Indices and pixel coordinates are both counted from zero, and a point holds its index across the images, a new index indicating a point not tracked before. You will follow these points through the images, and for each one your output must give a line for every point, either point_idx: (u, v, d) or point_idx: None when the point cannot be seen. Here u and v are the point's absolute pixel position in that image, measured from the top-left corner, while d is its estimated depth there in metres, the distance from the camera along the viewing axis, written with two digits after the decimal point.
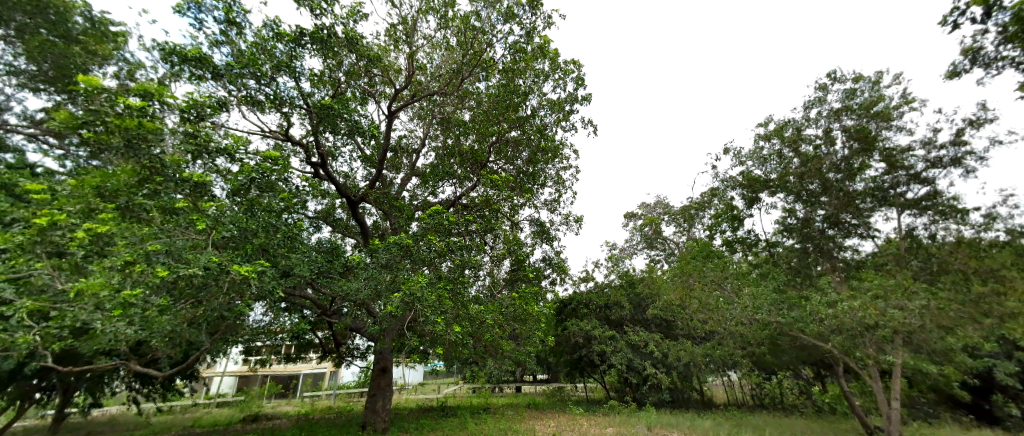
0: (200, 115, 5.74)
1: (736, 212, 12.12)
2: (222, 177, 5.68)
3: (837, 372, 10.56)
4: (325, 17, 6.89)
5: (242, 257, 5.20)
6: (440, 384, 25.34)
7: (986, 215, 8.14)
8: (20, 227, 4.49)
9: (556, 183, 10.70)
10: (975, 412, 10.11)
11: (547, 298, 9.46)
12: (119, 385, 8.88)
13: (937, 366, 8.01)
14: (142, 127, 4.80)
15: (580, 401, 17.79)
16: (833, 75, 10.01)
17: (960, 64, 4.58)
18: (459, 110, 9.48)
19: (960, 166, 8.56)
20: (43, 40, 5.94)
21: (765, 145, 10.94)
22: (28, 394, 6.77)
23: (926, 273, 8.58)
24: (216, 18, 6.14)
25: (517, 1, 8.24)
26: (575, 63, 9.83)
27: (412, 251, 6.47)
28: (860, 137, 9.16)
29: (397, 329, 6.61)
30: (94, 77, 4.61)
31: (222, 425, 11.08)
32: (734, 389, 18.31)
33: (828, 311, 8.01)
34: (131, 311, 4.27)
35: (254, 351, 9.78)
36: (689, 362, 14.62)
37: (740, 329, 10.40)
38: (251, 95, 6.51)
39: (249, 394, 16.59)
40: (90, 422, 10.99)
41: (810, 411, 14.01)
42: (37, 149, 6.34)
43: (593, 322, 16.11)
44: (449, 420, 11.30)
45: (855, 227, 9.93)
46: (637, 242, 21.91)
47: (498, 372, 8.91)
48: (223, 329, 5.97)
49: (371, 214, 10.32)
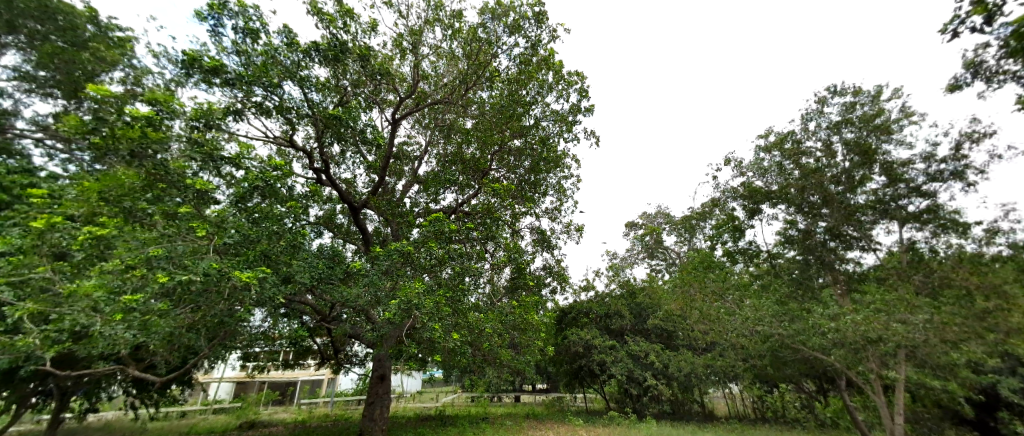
0: (207, 124, 5.75)
1: (737, 223, 12.12)
2: (226, 183, 5.81)
3: (840, 386, 10.49)
4: (342, 35, 7.12)
5: (245, 263, 5.23)
6: (438, 393, 25.14)
7: (988, 230, 8.14)
8: (23, 230, 4.51)
9: (557, 193, 10.72)
10: (980, 428, 8.84)
11: (547, 307, 9.44)
12: (115, 391, 8.82)
13: (942, 382, 7.88)
14: (147, 136, 4.84)
15: (580, 412, 17.60)
16: (833, 88, 10.07)
17: (961, 77, 4.61)
18: (461, 117, 9.58)
19: (961, 180, 8.56)
20: (54, 47, 6.04)
21: (765, 157, 11.01)
22: (25, 398, 6.74)
23: (928, 287, 8.49)
24: (235, 27, 6.32)
25: (523, 15, 8.36)
26: (578, 74, 9.91)
27: (412, 258, 6.53)
28: (860, 151, 9.30)
29: (396, 336, 6.62)
30: (104, 86, 4.74)
31: (218, 431, 11.02)
32: (735, 402, 18.16)
33: (830, 325, 8.07)
34: (132, 315, 4.31)
35: (252, 357, 9.73)
36: (690, 373, 14.50)
37: (742, 341, 10.28)
38: (260, 103, 6.66)
39: (246, 400, 16.47)
40: (86, 427, 10.91)
41: (812, 426, 13.82)
42: (43, 154, 6.34)
43: (593, 331, 16.11)
44: (448, 429, 11.23)
45: (856, 239, 9.92)
46: (637, 252, 21.76)
47: (496, 381, 8.83)
48: (222, 335, 5.93)
49: (371, 220, 10.41)
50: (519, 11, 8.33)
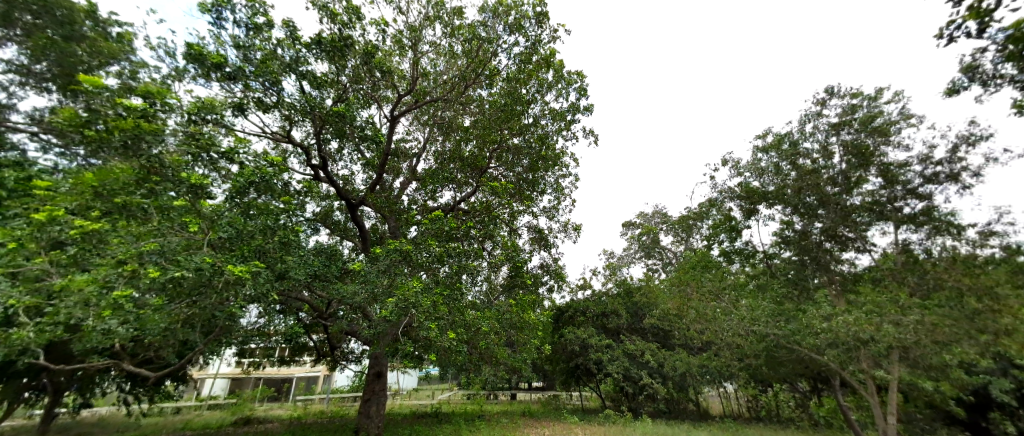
0: (205, 116, 5.84)
1: (734, 223, 12.19)
2: (221, 177, 5.65)
3: (834, 386, 10.58)
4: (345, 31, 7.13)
5: (238, 257, 5.19)
6: (434, 390, 25.16)
7: (983, 232, 8.20)
8: (21, 222, 4.50)
9: (555, 191, 10.71)
10: (972, 429, 8.84)
11: (544, 306, 9.46)
12: (109, 386, 8.75)
13: (934, 382, 7.93)
14: (141, 128, 4.74)
15: (575, 410, 17.66)
16: (831, 90, 10.12)
17: (958, 81, 4.62)
18: (460, 115, 9.38)
19: (957, 182, 8.62)
20: (48, 39, 5.94)
21: (763, 158, 11.06)
22: (18, 393, 6.69)
23: (921, 289, 8.56)
24: (239, 20, 6.34)
25: (524, 14, 8.35)
26: (578, 74, 9.91)
27: (411, 256, 6.54)
28: (858, 152, 9.36)
29: (391, 334, 6.52)
30: (97, 78, 4.66)
31: (213, 427, 10.98)
32: (730, 401, 18.27)
33: (823, 325, 8.16)
34: (124, 311, 4.26)
35: (247, 353, 9.69)
36: (685, 372, 14.58)
37: (737, 340, 10.33)
38: (261, 98, 6.65)
39: (241, 396, 16.41)
40: (80, 422, 10.84)
41: (806, 426, 13.93)
42: (37, 148, 6.23)
43: (590, 330, 16.18)
44: (443, 427, 11.24)
45: (851, 240, 9.97)
46: (635, 251, 21.82)
47: (492, 379, 8.82)
48: (219, 330, 5.90)
49: (369, 217, 10.38)
50: (520, 10, 8.31)
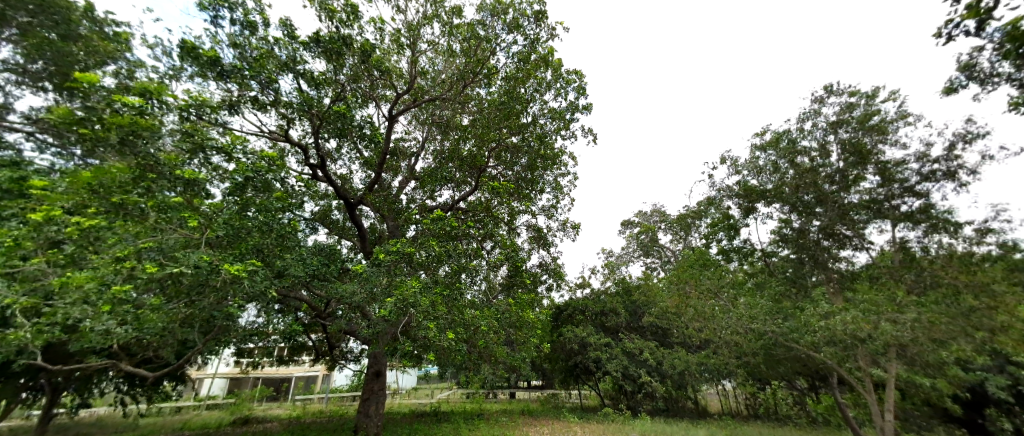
0: (198, 114, 5.77)
1: (732, 221, 12.23)
2: (218, 175, 5.68)
3: (831, 383, 10.63)
4: (343, 30, 7.09)
5: (235, 256, 5.14)
6: (433, 390, 25.16)
7: (980, 230, 8.24)
8: (18, 222, 4.48)
9: (554, 190, 10.70)
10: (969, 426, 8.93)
11: (543, 305, 9.47)
12: (108, 386, 8.73)
13: (931, 379, 7.99)
14: (137, 124, 4.72)
15: (574, 408, 17.70)
16: (829, 88, 10.13)
17: (956, 80, 4.64)
18: (459, 114, 9.35)
19: (953, 180, 8.66)
20: (44, 38, 5.90)
21: (761, 156, 11.09)
22: (15, 393, 6.66)
23: (918, 286, 8.61)
24: (234, 18, 6.30)
25: (523, 13, 8.34)
26: (577, 73, 9.89)
27: (410, 256, 6.54)
28: (855, 151, 9.38)
29: (391, 333, 6.40)
30: (93, 74, 4.63)
31: (212, 427, 10.97)
32: (728, 399, 18.33)
33: (820, 323, 8.19)
34: (121, 309, 4.24)
35: (246, 353, 9.67)
36: (684, 370, 14.63)
37: (735, 338, 10.37)
38: (257, 96, 6.61)
39: (239, 396, 16.38)
40: (78, 423, 10.80)
41: (804, 423, 14.00)
42: (33, 148, 6.19)
43: (589, 328, 16.21)
44: (442, 425, 11.25)
45: (849, 238, 10.01)
46: (633, 250, 21.84)
47: (491, 378, 8.83)
48: (217, 330, 5.89)
49: (367, 216, 10.35)
50: (518, 9, 8.28)
